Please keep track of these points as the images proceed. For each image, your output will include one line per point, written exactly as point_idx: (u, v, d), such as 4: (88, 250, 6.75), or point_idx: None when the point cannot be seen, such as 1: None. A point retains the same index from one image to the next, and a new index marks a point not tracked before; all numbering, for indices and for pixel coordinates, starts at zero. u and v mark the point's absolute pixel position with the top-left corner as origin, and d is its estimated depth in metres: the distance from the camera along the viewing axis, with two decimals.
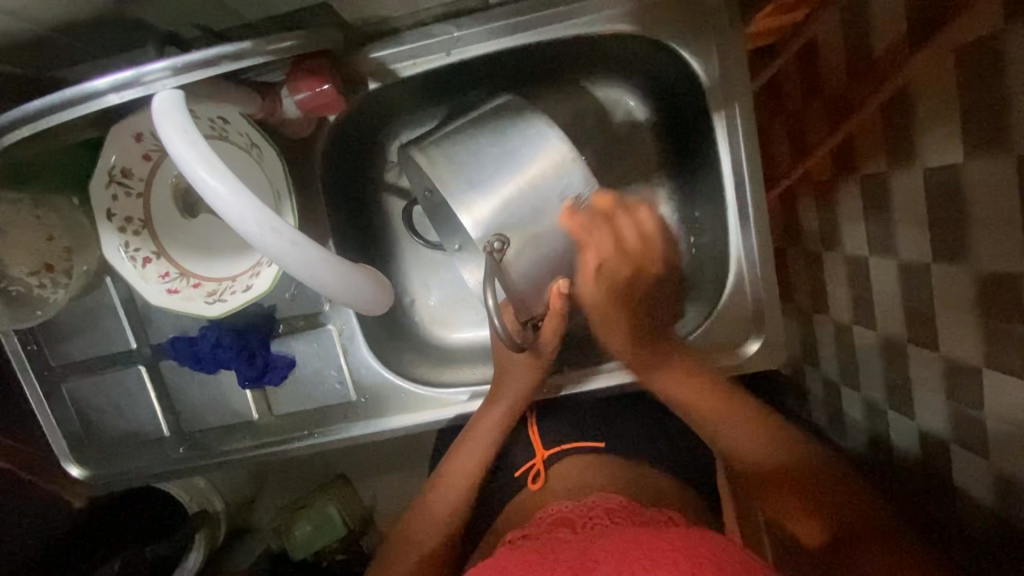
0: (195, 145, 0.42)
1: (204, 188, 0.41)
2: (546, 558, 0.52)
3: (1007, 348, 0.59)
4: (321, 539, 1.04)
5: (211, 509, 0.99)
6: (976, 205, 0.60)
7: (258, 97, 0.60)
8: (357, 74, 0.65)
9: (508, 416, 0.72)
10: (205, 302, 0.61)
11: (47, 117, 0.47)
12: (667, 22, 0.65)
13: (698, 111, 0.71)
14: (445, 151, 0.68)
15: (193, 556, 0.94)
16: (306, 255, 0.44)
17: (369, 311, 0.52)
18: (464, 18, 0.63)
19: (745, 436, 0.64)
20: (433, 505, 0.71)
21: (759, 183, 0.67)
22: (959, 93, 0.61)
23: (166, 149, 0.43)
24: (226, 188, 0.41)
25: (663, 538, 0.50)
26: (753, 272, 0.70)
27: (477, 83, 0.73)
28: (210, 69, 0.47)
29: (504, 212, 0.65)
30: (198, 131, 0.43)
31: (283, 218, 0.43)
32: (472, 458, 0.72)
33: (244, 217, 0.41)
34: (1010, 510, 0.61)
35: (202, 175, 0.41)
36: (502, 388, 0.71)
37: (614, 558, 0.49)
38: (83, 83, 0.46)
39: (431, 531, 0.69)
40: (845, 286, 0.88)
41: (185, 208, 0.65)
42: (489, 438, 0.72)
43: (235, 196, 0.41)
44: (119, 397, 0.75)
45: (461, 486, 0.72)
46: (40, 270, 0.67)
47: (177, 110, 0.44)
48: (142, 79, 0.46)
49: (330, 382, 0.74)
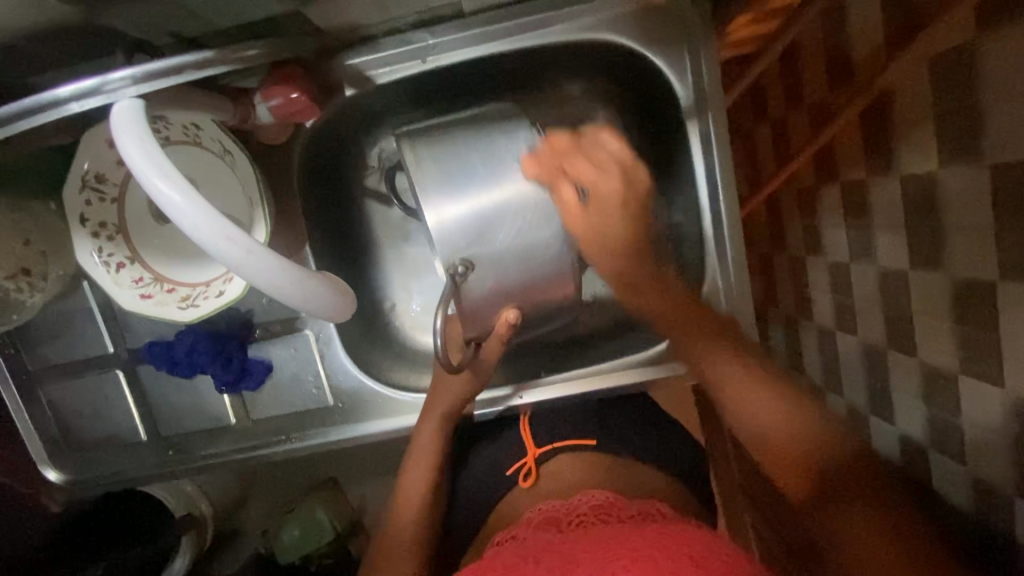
0: (150, 154, 0.41)
1: (161, 198, 0.41)
2: (530, 562, 0.53)
3: (981, 355, 0.60)
4: (308, 544, 1.04)
5: (199, 512, 0.98)
6: (951, 215, 0.61)
7: (230, 104, 0.59)
8: (335, 81, 0.65)
9: (442, 426, 0.72)
10: (179, 308, 0.61)
11: (13, 125, 0.47)
12: (641, 31, 0.65)
13: (674, 119, 0.72)
14: (435, 154, 0.66)
15: (177, 562, 0.92)
16: (266, 263, 0.42)
17: (332, 319, 0.50)
18: (440, 26, 0.64)
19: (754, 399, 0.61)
20: (403, 499, 0.72)
21: (733, 189, 0.68)
22: (934, 103, 0.62)
23: (122, 159, 0.42)
24: (182, 198, 0.40)
25: (645, 539, 0.52)
26: (727, 278, 0.70)
27: (456, 89, 0.73)
28: (177, 78, 0.47)
29: (471, 225, 0.64)
30: (156, 139, 0.43)
31: (243, 228, 0.42)
32: (424, 454, 0.72)
33: (199, 227, 0.40)
34: (989, 517, 0.62)
35: (157, 183, 0.40)
36: (438, 394, 0.72)
37: (598, 562, 0.50)
38: (46, 93, 0.46)
39: (408, 529, 0.70)
40: (827, 293, 0.89)
41: (157, 212, 0.63)
42: (434, 439, 0.72)
43: (191, 206, 0.40)
44: (96, 401, 0.75)
45: (421, 488, 0.72)
46: (16, 275, 0.66)
47: (136, 118, 0.44)
48: (105, 87, 0.46)
49: (308, 387, 0.74)
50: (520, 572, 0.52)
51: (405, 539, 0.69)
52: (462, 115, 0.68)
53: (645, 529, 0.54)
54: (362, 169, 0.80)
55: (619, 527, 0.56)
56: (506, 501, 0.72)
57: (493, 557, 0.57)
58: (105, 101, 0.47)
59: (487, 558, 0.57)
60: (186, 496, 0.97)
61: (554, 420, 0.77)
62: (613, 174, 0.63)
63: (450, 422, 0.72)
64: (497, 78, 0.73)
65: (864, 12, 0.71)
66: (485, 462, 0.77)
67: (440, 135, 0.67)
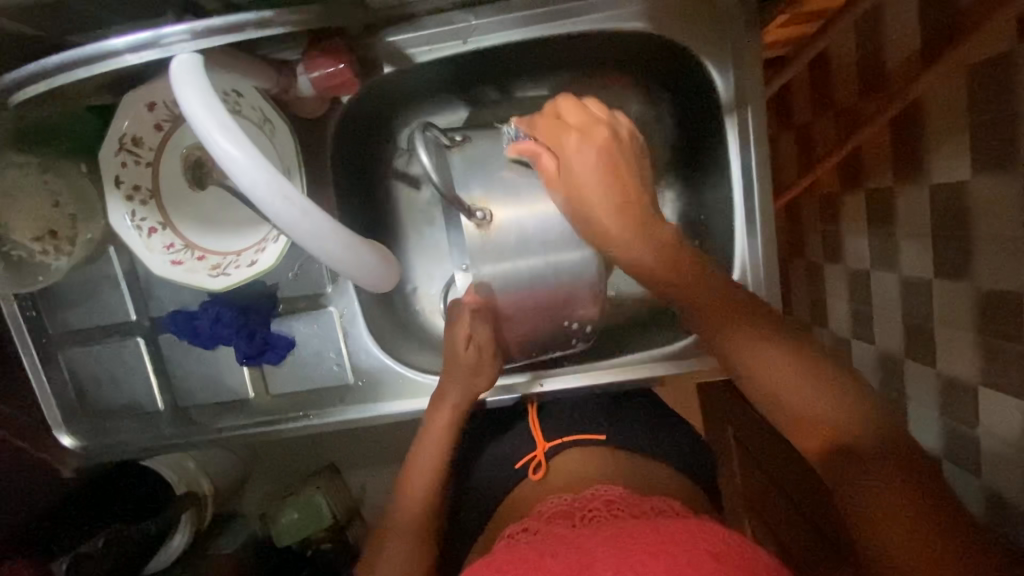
0: (210, 106, 0.41)
1: (218, 151, 0.40)
2: (546, 557, 0.52)
3: (1004, 366, 0.60)
4: (307, 527, 1.03)
5: (200, 491, 0.98)
6: (980, 224, 0.61)
7: (274, 72, 0.59)
8: (372, 58, 0.65)
9: (453, 421, 0.71)
10: (209, 276, 0.60)
11: (68, 73, 0.47)
12: (680, 22, 0.65)
13: (709, 113, 0.71)
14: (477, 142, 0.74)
15: (177, 539, 0.93)
16: (314, 227, 0.42)
17: (376, 288, 0.50)
18: (481, 8, 0.64)
19: (785, 367, 0.54)
20: (411, 477, 0.71)
21: (767, 186, 0.67)
22: (970, 110, 0.62)
23: (181, 110, 0.42)
24: (241, 153, 0.40)
25: (659, 530, 0.52)
26: (757, 276, 0.69)
27: (490, 71, 0.73)
28: (238, 36, 0.47)
29: (517, 233, 0.71)
30: (215, 92, 0.42)
31: (299, 188, 0.42)
32: (433, 435, 0.71)
33: (257, 184, 0.40)
34: (1004, 530, 0.62)
35: (216, 136, 0.40)
36: (445, 390, 0.71)
37: (614, 556, 0.50)
38: (102, 44, 0.45)
39: (412, 515, 0.69)
40: (846, 299, 0.89)
41: (194, 179, 0.63)
42: (448, 419, 0.71)
43: (250, 161, 0.40)
44: (115, 367, 0.75)
45: (426, 477, 0.71)
46: (44, 236, 0.68)
47: (195, 71, 0.43)
48: (161, 41, 0.45)
49: (328, 364, 0.73)
50: (537, 567, 0.51)
51: (410, 520, 0.69)
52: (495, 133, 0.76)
53: (658, 524, 0.54)
54: (391, 150, 0.80)
55: (631, 522, 0.56)
56: (512, 496, 0.71)
57: (510, 548, 0.56)
58: (159, 56, 0.47)
59: (501, 550, 0.56)
60: (187, 475, 0.97)
61: (569, 411, 0.78)
62: (591, 140, 0.58)
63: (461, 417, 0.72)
64: (531, 63, 0.73)
65: (902, 16, 0.71)
66: (498, 452, 0.77)
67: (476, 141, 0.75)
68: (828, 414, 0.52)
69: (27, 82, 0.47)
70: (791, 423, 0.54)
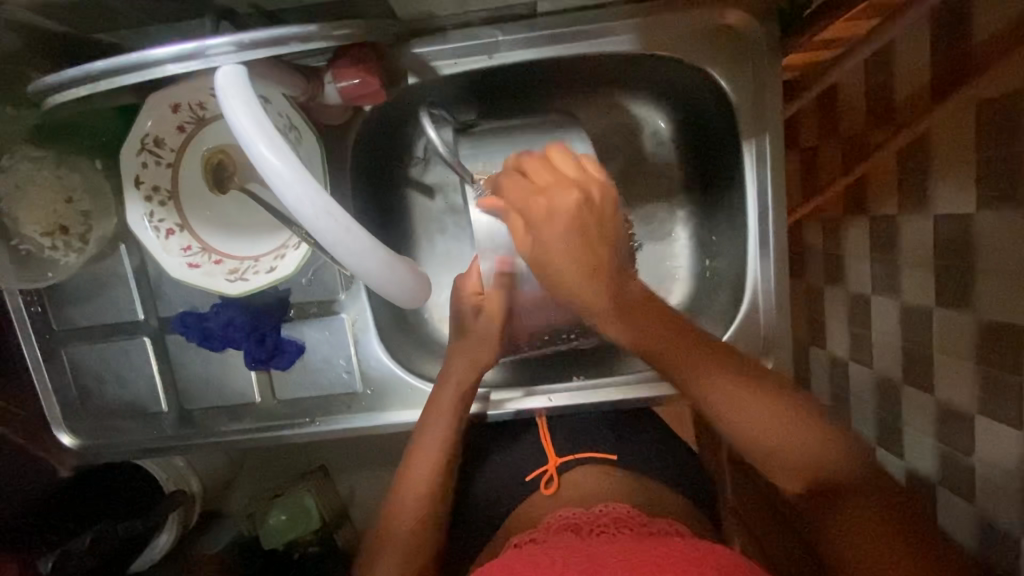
0: (259, 123, 0.43)
1: (268, 168, 0.42)
2: (556, 561, 0.53)
3: (1001, 398, 0.61)
4: (294, 530, 1.00)
5: (188, 490, 0.96)
6: (984, 259, 0.62)
7: (302, 80, 0.59)
8: (398, 69, 0.65)
9: (455, 415, 0.70)
10: (226, 280, 0.60)
11: (103, 79, 0.47)
12: (705, 47, 0.65)
13: (727, 138, 0.72)
14: (483, 140, 0.78)
15: (162, 538, 0.92)
16: (357, 245, 0.44)
17: (404, 304, 0.52)
18: (509, 25, 0.64)
19: (733, 400, 0.56)
20: (407, 478, 0.69)
21: (781, 211, 0.68)
22: (978, 148, 0.63)
23: (229, 124, 0.43)
24: (290, 172, 0.42)
25: (666, 547, 0.53)
26: (769, 299, 0.70)
27: (512, 86, 0.74)
28: (281, 48, 0.47)
29: None
30: (263, 108, 0.44)
31: (342, 206, 0.44)
32: (434, 432, 0.69)
33: (304, 202, 0.42)
34: (996, 558, 0.63)
35: (265, 154, 0.42)
36: (451, 366, 0.71)
37: (622, 565, 0.51)
38: (142, 52, 0.45)
39: (407, 525, 0.66)
40: (844, 323, 0.90)
41: (215, 182, 0.63)
42: (449, 412, 0.69)
43: (299, 181, 0.42)
44: (120, 366, 0.74)
45: (427, 479, 0.69)
46: (55, 232, 0.68)
47: (241, 85, 0.44)
48: (205, 52, 0.45)
49: (338, 371, 0.73)
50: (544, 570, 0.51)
51: (405, 533, 0.66)
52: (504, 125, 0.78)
53: (669, 541, 0.54)
54: (407, 158, 0.80)
55: (641, 539, 0.56)
56: (521, 507, 0.72)
57: (517, 553, 0.57)
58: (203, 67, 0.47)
59: (508, 557, 0.56)
60: (177, 473, 0.94)
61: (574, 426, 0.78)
62: (568, 185, 0.57)
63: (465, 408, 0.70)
64: (551, 80, 0.74)
65: (912, 52, 0.72)
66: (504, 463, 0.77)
67: (491, 132, 0.78)
68: (786, 439, 0.55)
69: (69, 86, 0.47)
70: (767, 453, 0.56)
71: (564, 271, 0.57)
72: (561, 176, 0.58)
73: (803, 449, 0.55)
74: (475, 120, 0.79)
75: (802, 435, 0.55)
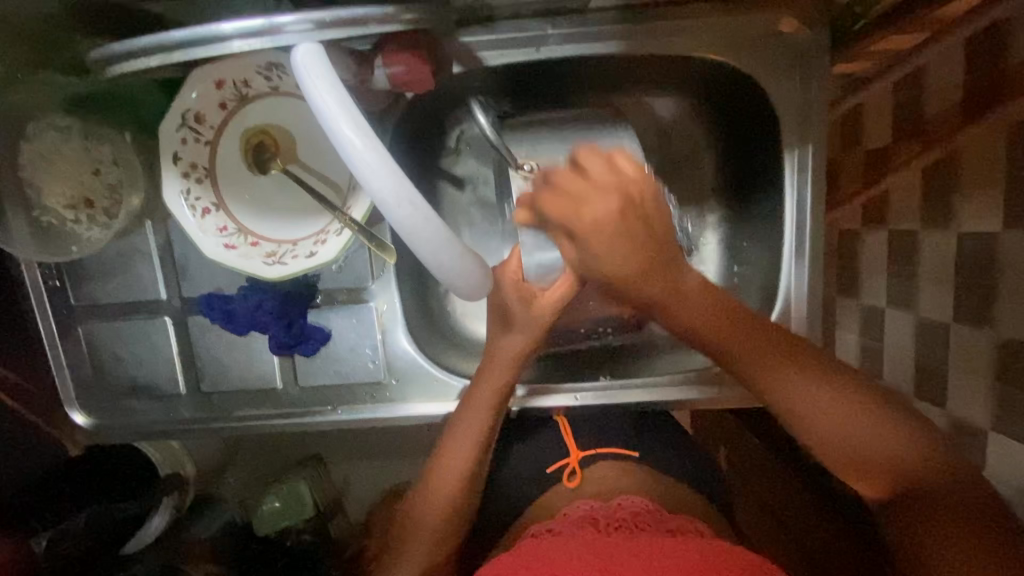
0: (346, 107, 0.44)
1: (354, 155, 0.44)
2: (572, 556, 0.52)
3: (1018, 416, 0.62)
4: (286, 517, 0.98)
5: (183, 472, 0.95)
6: (1006, 278, 0.62)
7: (352, 62, 0.57)
8: (443, 57, 0.64)
9: (489, 419, 0.68)
10: (264, 263, 0.59)
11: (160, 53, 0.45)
12: (751, 51, 0.65)
13: (765, 144, 0.72)
14: (529, 139, 0.78)
15: (155, 521, 0.87)
16: (434, 232, 0.46)
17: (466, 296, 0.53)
18: (559, 19, 0.64)
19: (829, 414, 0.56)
20: (435, 477, 0.67)
21: (817, 220, 0.68)
22: (1006, 169, 0.63)
23: (313, 106, 0.44)
24: (377, 160, 0.44)
25: (692, 549, 0.52)
26: (799, 307, 0.70)
27: (552, 81, 0.73)
28: (350, 28, 0.46)
29: None
30: (347, 91, 0.45)
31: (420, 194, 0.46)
32: (473, 429, 0.67)
33: (386, 191, 0.44)
34: None
35: (353, 138, 0.43)
36: (489, 368, 0.68)
37: (639, 561, 0.50)
38: (211, 27, 0.44)
39: (433, 518, 0.67)
40: (855, 335, 0.90)
41: (254, 163, 0.62)
42: (490, 409, 0.68)
43: (385, 169, 0.44)
44: (139, 345, 0.73)
45: (455, 481, 0.67)
46: (79, 204, 0.66)
47: (322, 66, 0.45)
48: (272, 29, 0.44)
49: (363, 360, 0.72)
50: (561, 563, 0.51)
51: (432, 525, 0.67)
52: (545, 117, 0.78)
53: (685, 540, 0.54)
54: (440, 147, 0.79)
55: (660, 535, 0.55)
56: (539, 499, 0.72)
57: (535, 544, 0.56)
58: (266, 45, 0.45)
59: (525, 548, 0.56)
60: (172, 455, 0.94)
61: (597, 425, 0.77)
62: (607, 189, 0.53)
63: (502, 406, 0.69)
64: (591, 76, 0.73)
65: (944, 69, 0.73)
66: (523, 459, 0.76)
67: (536, 126, 0.78)
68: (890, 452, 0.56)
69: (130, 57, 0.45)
70: (833, 451, 0.58)
71: (621, 277, 0.55)
72: (598, 184, 0.53)
73: (890, 456, 0.56)
74: (512, 112, 0.78)
75: (893, 452, 0.55)
